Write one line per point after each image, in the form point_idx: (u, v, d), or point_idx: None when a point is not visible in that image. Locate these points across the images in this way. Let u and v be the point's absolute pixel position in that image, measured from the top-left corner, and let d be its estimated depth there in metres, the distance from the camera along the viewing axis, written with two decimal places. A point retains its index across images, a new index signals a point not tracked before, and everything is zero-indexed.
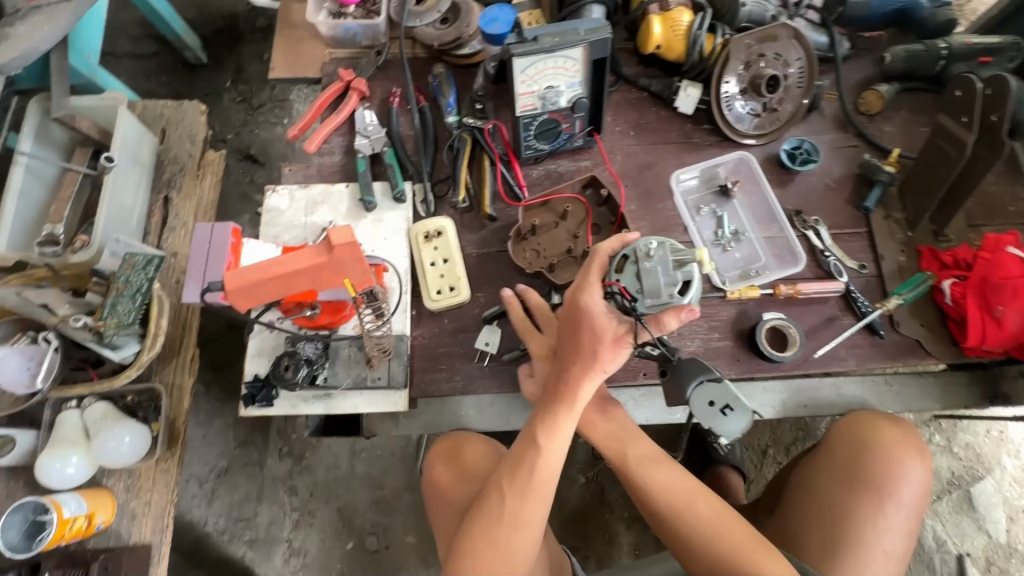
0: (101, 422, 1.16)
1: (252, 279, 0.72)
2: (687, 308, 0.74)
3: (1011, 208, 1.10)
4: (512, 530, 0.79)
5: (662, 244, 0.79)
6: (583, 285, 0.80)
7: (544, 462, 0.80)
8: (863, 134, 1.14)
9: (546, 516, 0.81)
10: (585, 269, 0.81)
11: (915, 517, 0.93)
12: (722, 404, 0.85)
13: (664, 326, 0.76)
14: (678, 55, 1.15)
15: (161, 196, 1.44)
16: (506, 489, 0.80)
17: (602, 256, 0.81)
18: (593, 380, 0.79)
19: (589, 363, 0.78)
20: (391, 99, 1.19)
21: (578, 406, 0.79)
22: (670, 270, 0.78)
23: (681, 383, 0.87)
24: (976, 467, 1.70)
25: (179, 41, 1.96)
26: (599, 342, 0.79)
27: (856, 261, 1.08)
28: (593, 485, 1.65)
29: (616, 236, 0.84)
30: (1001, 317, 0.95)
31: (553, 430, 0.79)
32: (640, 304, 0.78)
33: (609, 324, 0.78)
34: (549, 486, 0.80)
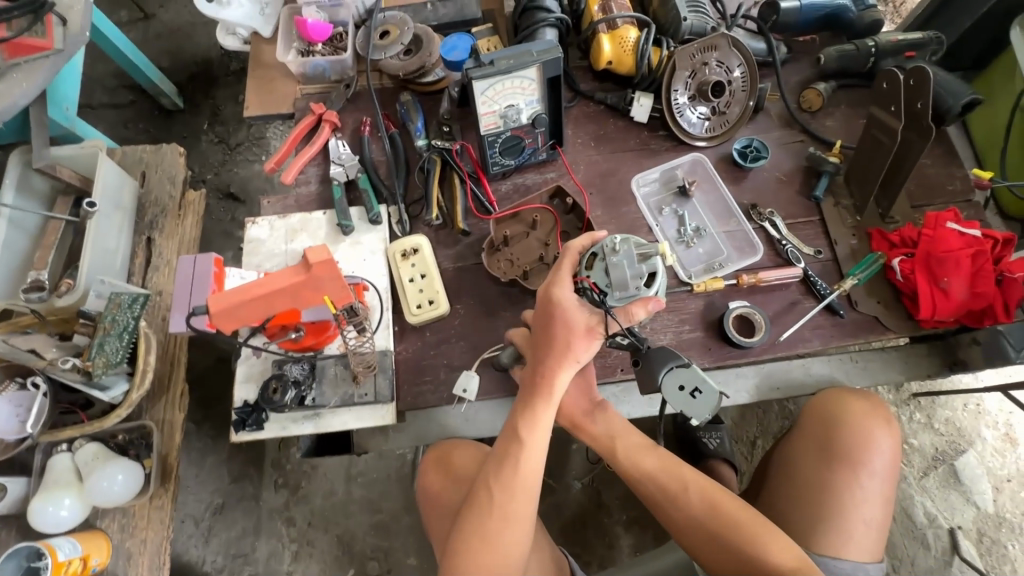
0: (93, 464, 1.16)
1: (235, 300, 0.74)
2: (654, 300, 0.80)
3: (950, 187, 1.18)
4: (502, 525, 0.82)
5: (628, 240, 0.84)
6: (556, 282, 0.84)
7: (528, 455, 0.83)
8: (807, 129, 1.22)
9: (534, 508, 0.84)
10: (558, 266, 0.86)
11: (890, 484, 0.96)
12: (690, 388, 0.90)
13: (632, 317, 0.80)
14: (629, 69, 1.23)
15: (144, 237, 1.47)
16: (493, 484, 0.83)
17: (573, 253, 0.86)
18: (568, 369, 0.83)
19: (563, 354, 0.82)
20: (362, 128, 1.25)
21: (555, 396, 0.83)
22: (636, 264, 0.83)
23: (653, 370, 0.90)
24: (958, 441, 1.74)
25: (154, 88, 2.02)
26: (571, 332, 0.82)
27: (812, 247, 1.14)
28: (589, 490, 1.67)
29: (586, 235, 0.88)
30: (947, 288, 1.02)
31: (534, 423, 0.83)
32: (609, 296, 0.83)
33: (579, 315, 0.82)
34: (534, 477, 0.84)
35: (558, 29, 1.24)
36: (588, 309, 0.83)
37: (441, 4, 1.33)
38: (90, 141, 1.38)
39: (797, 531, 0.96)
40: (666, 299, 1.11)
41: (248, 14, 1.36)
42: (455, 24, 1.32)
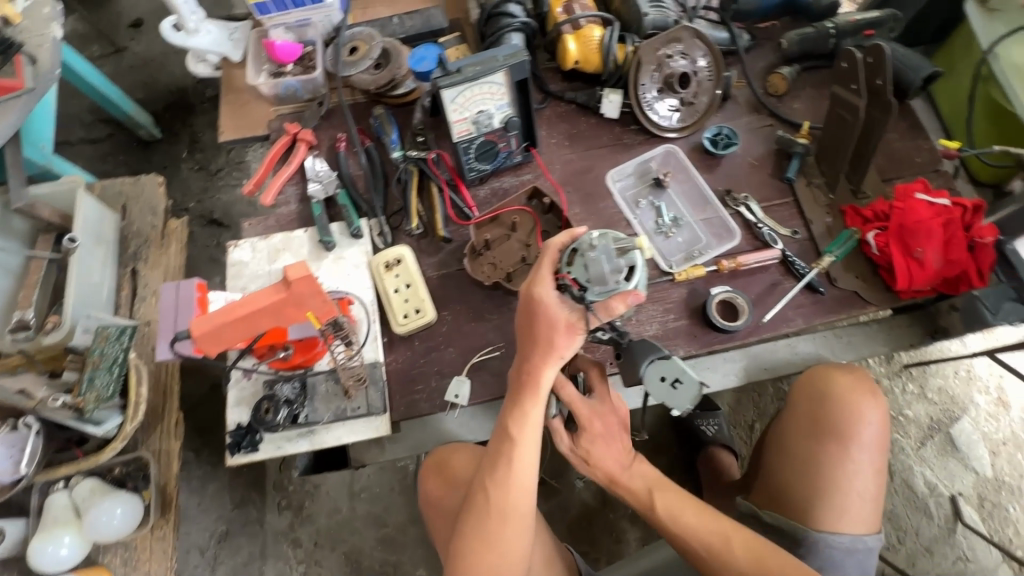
0: (91, 499, 1.17)
1: (217, 322, 0.75)
2: (632, 293, 0.80)
3: (919, 160, 1.21)
4: (501, 525, 0.82)
5: (605, 235, 0.84)
6: (538, 281, 0.84)
7: (520, 454, 0.83)
8: (775, 113, 1.24)
9: (531, 504, 0.84)
10: (540, 264, 0.85)
11: (880, 455, 0.98)
12: (672, 378, 0.90)
13: (613, 311, 0.80)
14: (596, 66, 1.25)
15: (129, 269, 1.47)
16: (489, 485, 0.83)
17: (553, 251, 0.85)
18: (553, 366, 0.82)
19: (546, 351, 0.82)
20: (338, 144, 1.26)
21: (542, 393, 0.83)
22: (614, 259, 0.83)
23: (634, 362, 0.92)
24: (952, 408, 1.76)
25: (131, 120, 2.03)
26: (553, 330, 0.82)
27: (789, 228, 1.16)
28: (593, 487, 1.68)
29: (565, 231, 0.88)
30: (922, 258, 1.04)
31: (523, 421, 0.83)
32: (589, 291, 0.83)
33: (560, 311, 0.81)
34: (529, 474, 0.84)
35: (524, 33, 1.26)
36: (569, 305, 0.83)
37: (407, 17, 1.35)
38: (69, 177, 1.39)
39: (794, 510, 0.98)
40: (649, 290, 1.12)
41: (217, 40, 1.37)
42: (422, 35, 1.34)
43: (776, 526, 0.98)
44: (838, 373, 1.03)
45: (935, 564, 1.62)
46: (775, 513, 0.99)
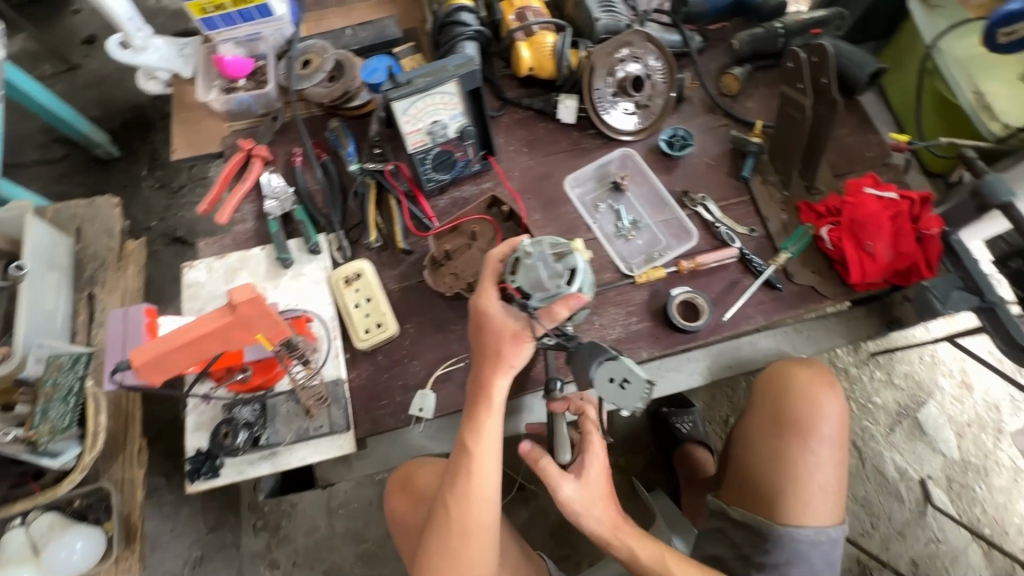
0: (50, 532, 1.14)
1: (162, 349, 0.72)
2: (574, 297, 0.82)
3: (869, 154, 1.23)
4: (464, 540, 0.82)
5: (540, 243, 0.85)
6: (484, 295, 0.87)
7: (478, 466, 0.83)
8: (729, 113, 1.26)
9: (494, 516, 0.84)
10: (484, 277, 0.88)
11: (840, 447, 0.99)
12: (620, 379, 0.84)
13: (557, 317, 0.82)
14: (551, 72, 1.25)
15: (85, 293, 1.44)
16: (449, 499, 0.83)
17: (494, 263, 0.88)
18: (504, 376, 0.84)
19: (496, 363, 0.84)
20: (294, 159, 1.24)
21: (496, 404, 0.84)
22: (550, 264, 0.84)
23: (583, 364, 0.87)
24: (919, 393, 1.80)
25: (87, 139, 1.97)
26: (500, 341, 0.84)
27: (746, 226, 1.18)
28: None
29: (507, 242, 0.90)
30: (873, 251, 1.06)
31: (478, 433, 0.84)
32: (532, 297, 0.84)
33: (506, 321, 0.83)
34: (488, 485, 0.84)
35: (478, 41, 1.26)
36: (517, 314, 0.85)
37: (360, 28, 1.34)
38: (17, 202, 1.35)
39: (758, 505, 0.99)
40: (611, 294, 1.13)
41: (166, 56, 1.35)
42: (376, 46, 1.33)
43: (742, 522, 0.99)
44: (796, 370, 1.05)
45: (908, 547, 1.66)
46: (741, 509, 1.01)
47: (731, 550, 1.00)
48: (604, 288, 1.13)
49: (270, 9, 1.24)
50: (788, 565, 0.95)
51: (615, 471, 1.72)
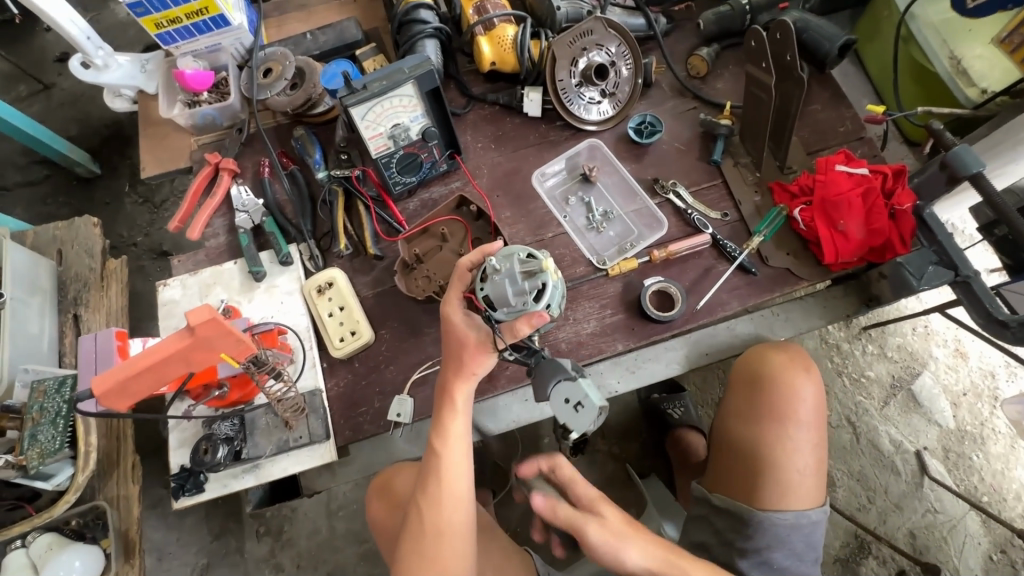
0: (48, 552, 1.16)
1: (124, 375, 0.72)
2: (537, 315, 0.81)
3: (842, 129, 1.20)
4: (438, 541, 0.83)
5: (509, 258, 0.87)
6: (450, 303, 0.87)
7: (448, 467, 0.85)
8: (698, 96, 1.24)
9: (468, 516, 0.85)
10: (453, 284, 0.89)
11: (817, 429, 0.99)
12: (576, 402, 0.85)
13: (518, 334, 0.81)
14: (514, 65, 1.23)
15: (70, 315, 1.45)
16: (421, 502, 0.85)
17: (462, 273, 0.89)
18: (467, 383, 0.86)
19: (459, 370, 0.86)
20: (262, 170, 1.23)
21: (460, 407, 0.86)
22: (517, 281, 0.85)
23: (542, 381, 0.88)
24: (912, 364, 1.78)
25: (67, 159, 1.98)
26: (464, 350, 0.85)
27: (719, 211, 1.16)
28: None
29: (477, 249, 0.91)
30: (845, 230, 1.04)
31: (445, 435, 0.86)
32: (496, 311, 0.87)
33: (468, 332, 0.84)
34: (458, 486, 0.85)
35: (438, 38, 1.24)
36: (481, 324, 0.85)
37: (320, 31, 1.32)
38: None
39: (738, 491, 0.99)
40: (585, 288, 1.12)
41: (130, 73, 1.34)
42: (337, 49, 1.31)
43: (723, 508, 0.98)
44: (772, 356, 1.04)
45: (905, 519, 1.65)
46: (722, 496, 1.00)
47: (714, 538, 1.00)
48: (577, 282, 1.12)
49: (227, 19, 1.22)
50: (769, 549, 0.95)
51: (610, 460, 1.73)
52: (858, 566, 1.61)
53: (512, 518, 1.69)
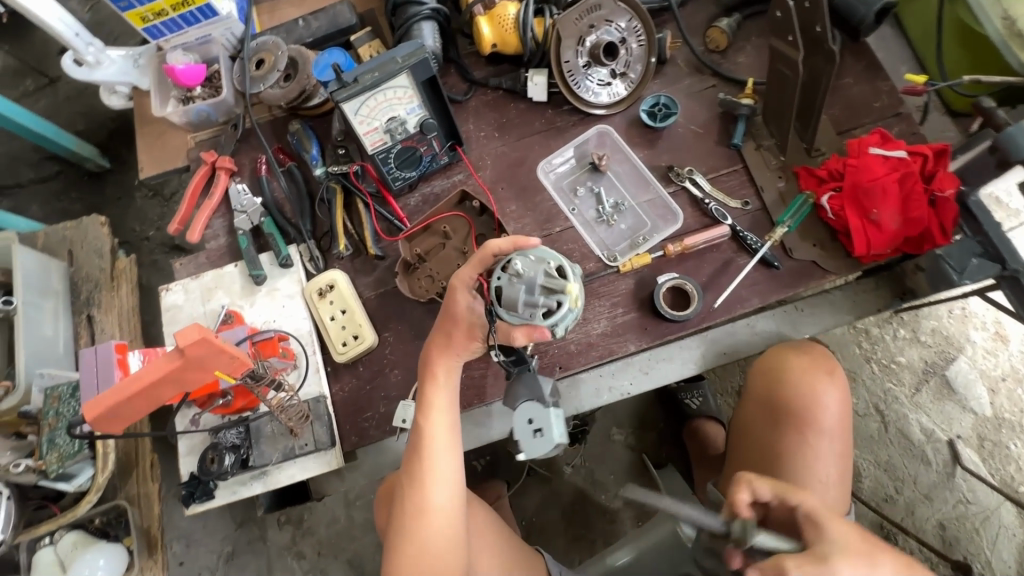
0: (75, 551, 1.20)
1: (116, 399, 0.71)
2: (539, 330, 0.80)
3: (877, 105, 1.10)
4: (420, 517, 0.85)
5: (536, 266, 0.79)
6: (460, 283, 0.85)
7: (429, 447, 0.87)
8: (717, 72, 1.14)
9: (450, 496, 0.86)
10: (473, 263, 0.85)
11: (841, 437, 0.93)
12: (537, 426, 0.82)
13: (513, 341, 0.82)
14: (516, 47, 1.15)
15: (84, 316, 1.46)
16: (405, 484, 0.87)
17: (484, 255, 0.83)
18: (452, 360, 0.89)
19: (445, 347, 0.88)
20: (259, 167, 1.20)
21: (442, 382, 0.89)
22: (533, 291, 0.78)
23: (515, 391, 0.85)
24: (948, 349, 1.69)
25: (75, 155, 1.97)
26: (456, 328, 0.87)
27: (739, 199, 1.08)
28: (582, 470, 1.70)
29: (509, 235, 0.83)
30: (878, 220, 0.95)
31: (428, 412, 0.88)
32: (501, 313, 0.80)
33: (464, 316, 0.85)
34: (440, 465, 0.87)
35: (436, 20, 1.17)
36: (482, 314, 0.85)
37: (313, 17, 1.25)
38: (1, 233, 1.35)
39: None
40: (594, 286, 1.07)
41: (123, 69, 1.30)
42: (331, 36, 1.25)
43: None
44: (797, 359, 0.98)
45: (935, 510, 1.59)
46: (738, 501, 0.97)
47: None
48: (587, 279, 1.07)
49: (214, 9, 1.16)
50: None
51: (626, 450, 1.70)
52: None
53: (528, 508, 1.69)
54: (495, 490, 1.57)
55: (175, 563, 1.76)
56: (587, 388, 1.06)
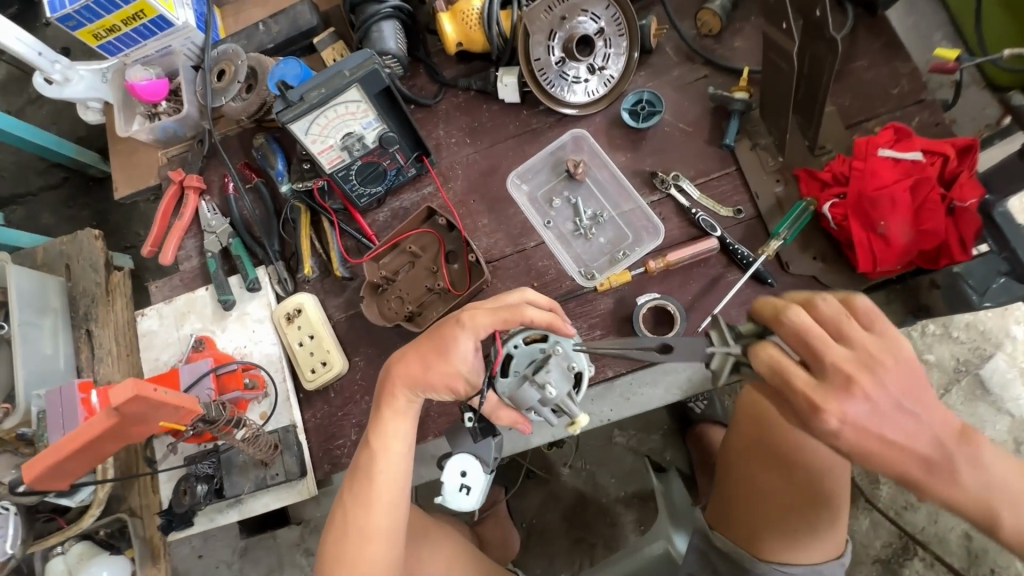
0: (80, 561, 1.27)
1: (59, 455, 0.71)
2: (523, 422, 0.87)
3: (895, 90, 0.95)
4: (363, 541, 0.83)
5: (567, 369, 0.80)
6: (472, 330, 0.79)
7: (379, 469, 0.85)
8: (709, 61, 1.02)
9: (396, 519, 0.85)
10: (497, 314, 0.79)
11: (837, 480, 0.85)
12: (466, 485, 0.83)
13: (496, 419, 0.86)
14: (483, 44, 1.06)
15: (82, 331, 1.43)
16: (348, 501, 0.85)
17: (516, 318, 0.79)
18: (414, 393, 0.84)
19: (415, 381, 0.82)
20: (226, 185, 1.15)
21: (400, 410, 0.85)
22: (552, 399, 0.79)
23: (459, 441, 0.84)
24: (983, 346, 1.37)
25: (77, 162, 1.88)
26: (438, 363, 0.80)
27: (731, 207, 0.98)
28: (583, 472, 1.55)
29: (551, 313, 0.80)
30: (887, 233, 0.84)
31: (382, 437, 0.85)
32: (508, 397, 0.81)
33: (451, 362, 0.80)
34: (388, 491, 0.85)
35: (399, 18, 1.07)
36: (477, 371, 0.80)
37: (272, 19, 1.18)
38: None
39: (741, 533, 0.90)
40: (571, 305, 0.99)
41: (92, 84, 1.25)
42: (292, 39, 1.18)
43: (722, 551, 0.91)
44: (818, 310, 0.61)
45: None
46: (724, 536, 0.92)
47: None
48: (563, 299, 0.99)
49: (168, 19, 1.11)
50: None
51: (627, 453, 1.53)
52: (900, 568, 1.34)
53: (529, 509, 1.56)
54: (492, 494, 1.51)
55: (191, 557, 1.71)
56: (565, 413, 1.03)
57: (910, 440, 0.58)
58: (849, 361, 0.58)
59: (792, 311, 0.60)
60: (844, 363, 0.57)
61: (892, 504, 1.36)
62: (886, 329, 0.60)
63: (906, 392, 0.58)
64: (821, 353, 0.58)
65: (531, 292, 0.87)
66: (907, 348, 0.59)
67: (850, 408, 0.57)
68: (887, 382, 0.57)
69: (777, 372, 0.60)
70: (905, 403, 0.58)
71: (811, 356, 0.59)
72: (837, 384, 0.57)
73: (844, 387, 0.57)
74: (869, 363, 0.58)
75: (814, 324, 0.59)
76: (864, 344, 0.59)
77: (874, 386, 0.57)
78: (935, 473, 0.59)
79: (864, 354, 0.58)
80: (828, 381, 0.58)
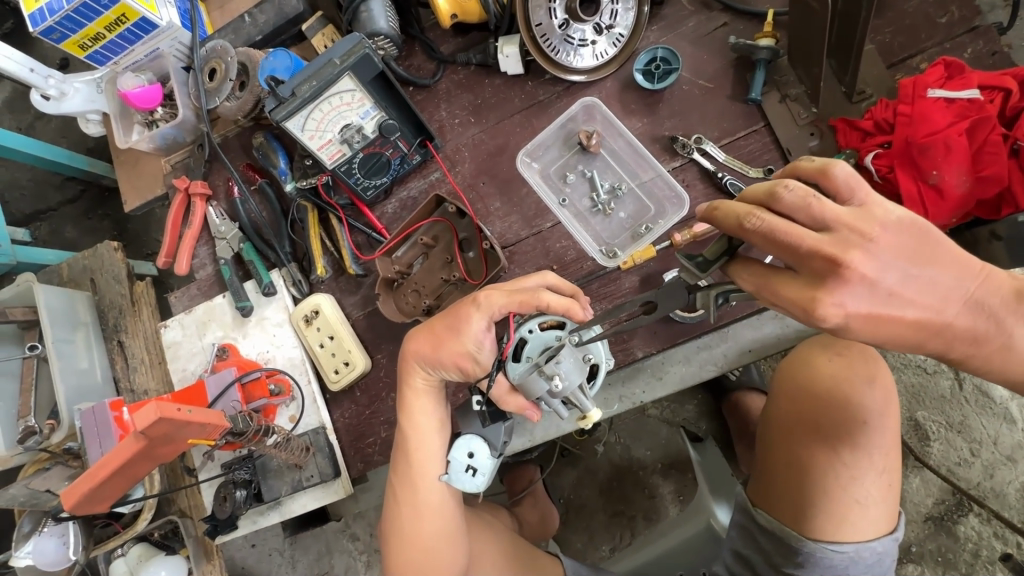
0: (139, 564, 1.14)
1: (111, 467, 0.78)
2: (530, 410, 0.79)
3: (943, 19, 0.85)
4: (416, 517, 0.82)
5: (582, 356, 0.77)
6: (486, 309, 0.76)
7: (416, 447, 0.83)
8: (728, 7, 0.92)
9: (445, 496, 0.83)
10: (512, 296, 0.77)
11: (884, 453, 0.81)
12: (472, 466, 0.82)
13: (503, 405, 0.79)
14: (479, 13, 0.99)
15: (115, 342, 1.27)
16: (396, 476, 0.85)
17: (529, 296, 0.76)
18: (425, 373, 0.83)
19: (428, 359, 0.81)
20: (231, 190, 1.12)
21: (421, 388, 0.83)
22: (572, 387, 0.75)
23: (468, 422, 0.84)
24: None
25: (91, 174, 1.65)
26: (451, 336, 0.78)
27: (761, 167, 0.90)
28: (617, 447, 1.45)
29: (565, 299, 0.75)
30: (939, 183, 0.76)
31: (411, 418, 0.83)
32: (521, 381, 0.76)
33: (466, 345, 0.77)
34: (430, 469, 0.83)
35: None
36: (487, 353, 0.78)
37: (258, 9, 1.12)
38: (23, 274, 1.14)
39: (786, 510, 0.84)
40: (595, 286, 0.94)
41: (88, 96, 1.19)
42: (280, 29, 1.13)
43: (768, 528, 0.84)
44: (780, 202, 0.52)
45: None
46: (767, 513, 0.86)
47: (760, 556, 0.87)
48: (585, 280, 0.94)
49: (152, 21, 1.06)
50: None
51: (661, 426, 1.43)
52: (955, 525, 1.24)
53: (565, 486, 1.46)
54: (527, 473, 1.42)
55: (246, 545, 1.59)
56: (596, 397, 1.02)
57: (937, 313, 0.54)
58: (827, 245, 0.50)
59: (753, 214, 0.52)
60: (820, 249, 0.50)
61: (945, 460, 1.25)
62: (863, 199, 0.53)
63: (910, 256, 0.52)
64: (794, 246, 0.51)
65: (552, 275, 0.83)
66: (888, 205, 0.52)
67: (848, 298, 0.51)
68: (880, 256, 0.51)
69: (761, 287, 0.56)
70: (912, 271, 0.52)
71: (784, 254, 0.52)
72: (821, 275, 0.51)
73: (831, 277, 0.50)
74: (851, 239, 0.50)
75: (780, 222, 0.51)
76: (842, 220, 0.51)
77: (870, 265, 0.50)
78: (982, 342, 0.56)
79: (845, 234, 0.51)
80: (811, 274, 0.52)
